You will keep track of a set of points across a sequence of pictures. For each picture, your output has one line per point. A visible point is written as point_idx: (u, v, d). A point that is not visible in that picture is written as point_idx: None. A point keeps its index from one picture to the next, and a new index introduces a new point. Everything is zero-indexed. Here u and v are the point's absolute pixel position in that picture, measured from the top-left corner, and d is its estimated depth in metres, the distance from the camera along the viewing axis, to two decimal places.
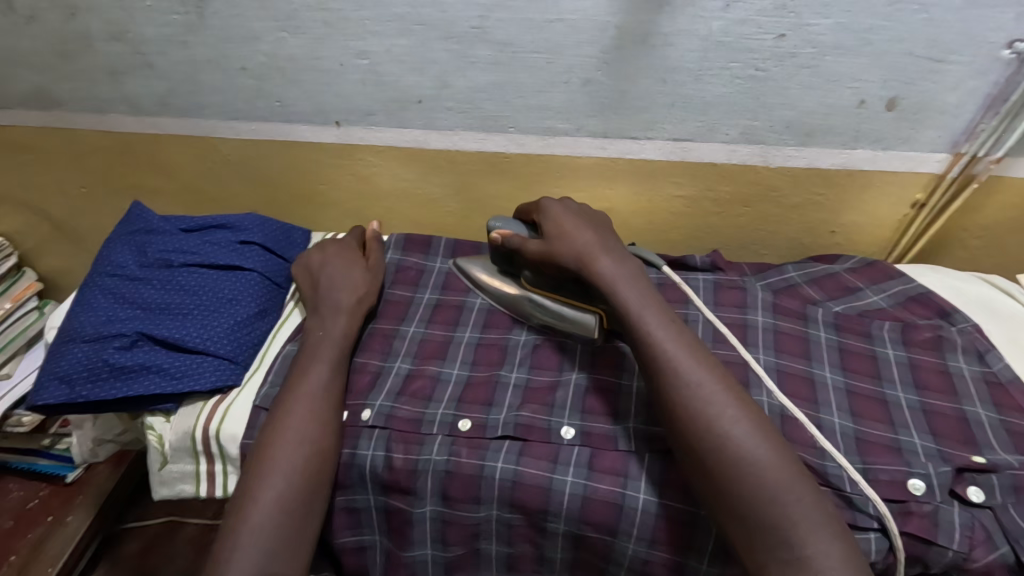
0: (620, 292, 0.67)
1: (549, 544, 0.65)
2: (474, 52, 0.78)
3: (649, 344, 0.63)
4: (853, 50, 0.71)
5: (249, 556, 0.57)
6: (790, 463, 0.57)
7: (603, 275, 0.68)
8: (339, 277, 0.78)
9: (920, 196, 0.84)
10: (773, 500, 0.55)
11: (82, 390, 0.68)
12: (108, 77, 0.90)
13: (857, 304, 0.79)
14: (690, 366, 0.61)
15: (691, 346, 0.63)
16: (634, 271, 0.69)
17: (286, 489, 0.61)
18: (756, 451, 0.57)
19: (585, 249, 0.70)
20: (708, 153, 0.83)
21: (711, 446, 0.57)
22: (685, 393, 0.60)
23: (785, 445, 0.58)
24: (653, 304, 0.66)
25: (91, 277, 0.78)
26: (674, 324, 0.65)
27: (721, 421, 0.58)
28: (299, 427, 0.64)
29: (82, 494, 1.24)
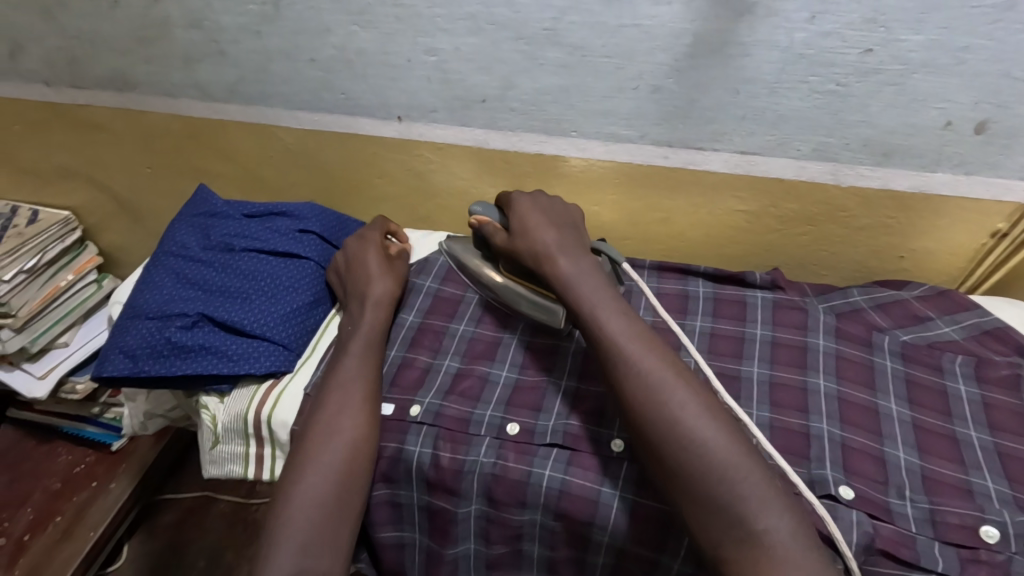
0: (575, 281, 0.65)
1: (591, 554, 0.64)
2: (543, 55, 0.77)
3: (599, 332, 0.62)
4: (944, 68, 0.68)
5: (286, 552, 0.56)
6: (742, 445, 0.55)
7: (559, 269, 0.66)
8: (375, 272, 0.78)
9: (1002, 225, 0.80)
10: (722, 479, 0.53)
11: (146, 366, 0.71)
12: (181, 62, 0.92)
13: (928, 334, 0.75)
14: (637, 352, 0.60)
15: (638, 330, 0.62)
16: (590, 261, 0.68)
17: (325, 487, 0.60)
18: (704, 433, 0.55)
19: (542, 242, 0.68)
20: (776, 168, 0.81)
21: (661, 431, 0.56)
22: (630, 379, 0.58)
23: (736, 429, 0.57)
24: (606, 293, 0.65)
25: (157, 257, 0.81)
26: (624, 310, 0.64)
27: (670, 405, 0.56)
28: (341, 414, 0.65)
29: (125, 462, 1.29)
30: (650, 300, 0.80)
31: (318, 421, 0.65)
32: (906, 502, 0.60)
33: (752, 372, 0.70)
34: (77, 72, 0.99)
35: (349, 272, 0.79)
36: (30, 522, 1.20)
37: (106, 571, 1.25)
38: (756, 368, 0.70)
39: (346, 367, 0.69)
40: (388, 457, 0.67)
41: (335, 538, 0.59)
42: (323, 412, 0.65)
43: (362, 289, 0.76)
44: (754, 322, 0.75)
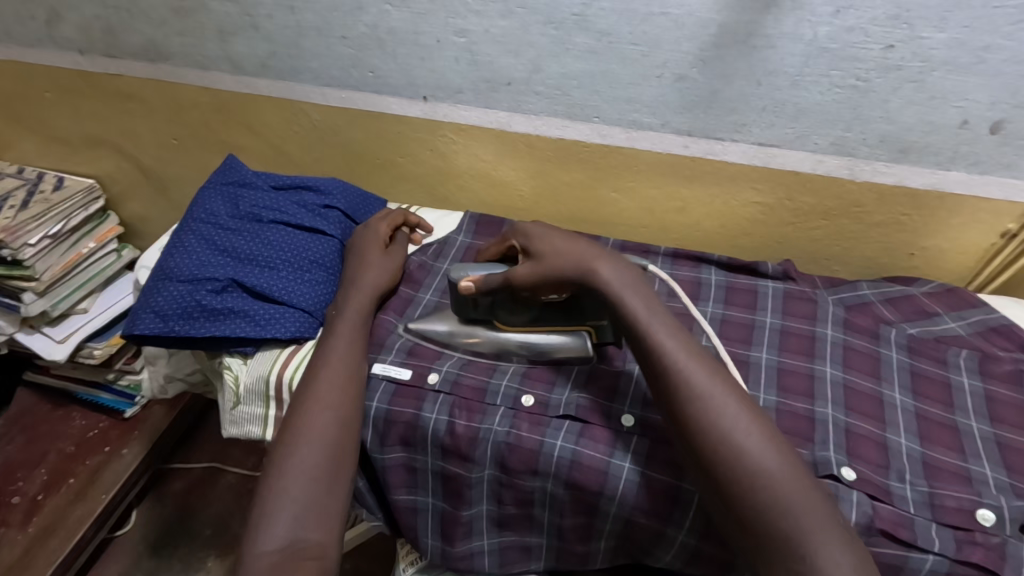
0: (626, 298, 0.64)
1: (599, 521, 0.67)
2: (572, 40, 0.79)
3: (656, 352, 0.61)
4: (965, 67, 0.69)
5: (282, 523, 0.58)
6: (801, 473, 0.54)
7: (608, 285, 0.65)
8: (369, 261, 0.79)
9: (1012, 226, 0.81)
10: (784, 511, 0.52)
11: (176, 326, 0.73)
12: (215, 35, 0.95)
13: (934, 329, 0.77)
14: (699, 376, 0.59)
15: (696, 352, 0.61)
16: (636, 275, 0.67)
17: (314, 462, 0.61)
18: (766, 461, 0.54)
19: (585, 257, 0.67)
20: (792, 161, 0.83)
21: (724, 457, 0.55)
22: (691, 403, 0.57)
23: (795, 456, 0.56)
24: (662, 312, 0.64)
25: (186, 221, 0.82)
26: (679, 330, 0.63)
27: (734, 431, 0.56)
28: (326, 393, 0.66)
29: (138, 429, 1.32)
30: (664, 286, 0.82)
31: (307, 398, 0.66)
32: (906, 485, 0.62)
33: (761, 358, 0.72)
34: (113, 41, 1.01)
35: (355, 258, 0.80)
36: (44, 483, 1.23)
37: (115, 534, 1.28)
38: (765, 355, 0.72)
39: (332, 349, 0.70)
40: (406, 421, 0.69)
41: (326, 512, 0.60)
42: (310, 389, 0.67)
43: (355, 275, 0.78)
44: (764, 311, 0.77)
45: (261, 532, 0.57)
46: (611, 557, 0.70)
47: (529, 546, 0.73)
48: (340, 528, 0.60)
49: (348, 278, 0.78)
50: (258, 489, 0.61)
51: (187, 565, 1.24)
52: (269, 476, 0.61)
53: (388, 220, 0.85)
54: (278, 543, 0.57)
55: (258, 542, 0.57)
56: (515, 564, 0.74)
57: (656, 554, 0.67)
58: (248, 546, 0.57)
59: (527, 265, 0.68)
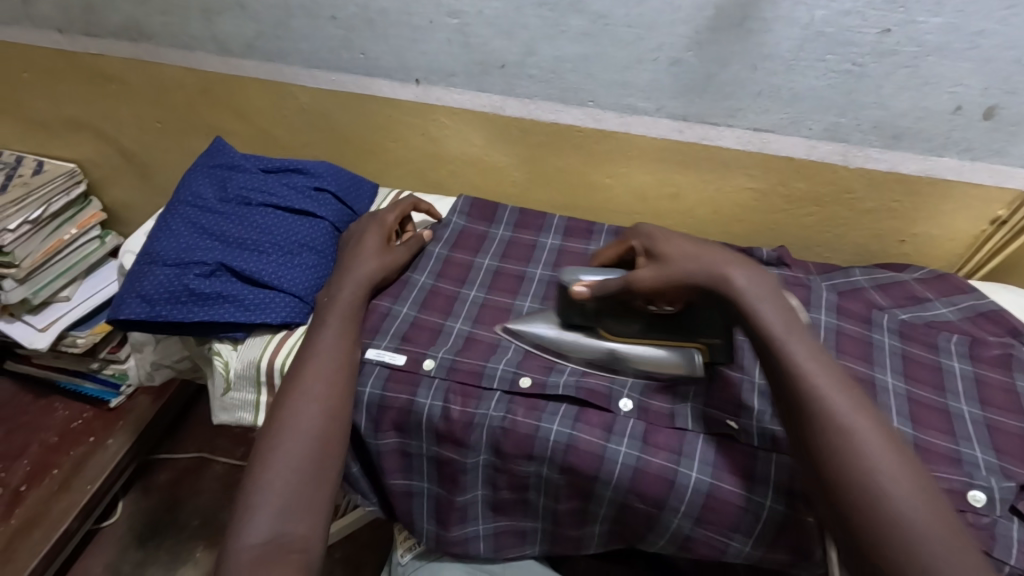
0: (762, 311, 0.60)
1: (594, 506, 0.67)
2: (567, 21, 0.78)
3: (793, 374, 0.56)
4: (958, 52, 0.69)
5: (265, 516, 0.57)
6: (949, 523, 0.49)
7: (742, 294, 0.61)
8: (361, 246, 0.78)
9: (1002, 213, 0.82)
10: (929, 567, 0.47)
11: (163, 311, 0.71)
12: (201, 15, 0.92)
13: (925, 314, 0.78)
14: (840, 404, 0.55)
15: (840, 378, 0.57)
16: (772, 287, 0.62)
17: (300, 453, 0.61)
18: (910, 508, 0.50)
19: (714, 263, 0.63)
20: (786, 147, 0.83)
21: (860, 494, 0.51)
22: (828, 434, 0.53)
23: (943, 503, 0.51)
24: (800, 329, 0.59)
25: (172, 205, 0.80)
26: (821, 352, 0.58)
27: (875, 467, 0.52)
28: (315, 384, 0.65)
29: (123, 419, 1.30)
30: None
31: (296, 388, 0.65)
32: None
33: None
34: (94, 19, 0.98)
35: (347, 245, 0.79)
36: (27, 474, 1.21)
37: (101, 525, 1.26)
38: None
39: (323, 336, 0.69)
40: (399, 407, 0.68)
41: (312, 504, 0.59)
42: (300, 380, 0.65)
43: (347, 264, 0.76)
44: None
45: (245, 524, 0.56)
46: (606, 541, 0.71)
47: (524, 531, 0.73)
48: (326, 519, 0.60)
49: (341, 262, 0.77)
50: (244, 479, 0.60)
51: (175, 556, 1.22)
52: (255, 466, 0.60)
53: (388, 208, 0.83)
54: (262, 536, 0.56)
55: (243, 535, 0.56)
56: (510, 548, 0.74)
57: (651, 540, 0.67)
58: (231, 536, 0.56)
59: (649, 269, 0.65)
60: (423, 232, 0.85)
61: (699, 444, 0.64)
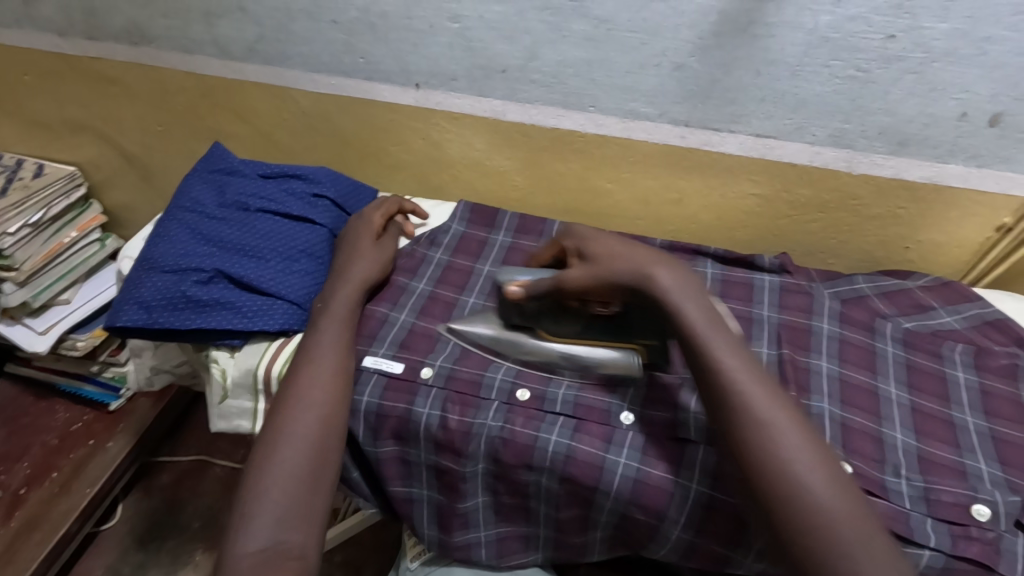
0: (683, 309, 0.61)
1: (596, 514, 0.66)
2: (568, 26, 0.77)
3: (716, 371, 0.58)
4: (966, 58, 0.68)
5: (261, 524, 0.56)
6: (858, 509, 0.52)
7: (666, 291, 0.62)
8: (358, 251, 0.77)
9: (1008, 220, 0.81)
10: (840, 551, 0.50)
11: (160, 318, 0.70)
12: (202, 18, 0.92)
13: (929, 322, 0.77)
14: (759, 397, 0.56)
15: (755, 371, 0.58)
16: (696, 284, 0.63)
17: (298, 460, 0.60)
18: (826, 495, 0.52)
19: (641, 261, 0.64)
20: (790, 153, 0.82)
21: (781, 485, 0.53)
22: (749, 429, 0.55)
23: (852, 487, 0.53)
24: (720, 324, 0.61)
25: (171, 210, 0.80)
26: (740, 347, 0.59)
27: (792, 458, 0.53)
28: (313, 391, 0.64)
29: (123, 422, 1.29)
30: None
31: (293, 394, 0.64)
32: (901, 479, 0.61)
33: (762, 353, 0.71)
34: (95, 22, 0.98)
35: (344, 252, 0.78)
36: (27, 476, 1.21)
37: (101, 528, 1.26)
38: (766, 350, 0.71)
39: (320, 342, 0.68)
40: (398, 416, 0.67)
41: (310, 512, 0.58)
42: (297, 387, 0.65)
43: (343, 267, 0.75)
44: (761, 305, 0.76)
45: (241, 533, 0.56)
46: (607, 548, 0.71)
47: (525, 537, 0.73)
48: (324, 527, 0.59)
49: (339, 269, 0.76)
50: (241, 488, 0.59)
51: (175, 558, 1.22)
52: (254, 472, 0.60)
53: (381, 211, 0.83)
54: (259, 545, 0.55)
55: (239, 544, 0.55)
56: (511, 556, 0.74)
57: (654, 550, 0.66)
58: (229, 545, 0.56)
59: (579, 270, 0.67)
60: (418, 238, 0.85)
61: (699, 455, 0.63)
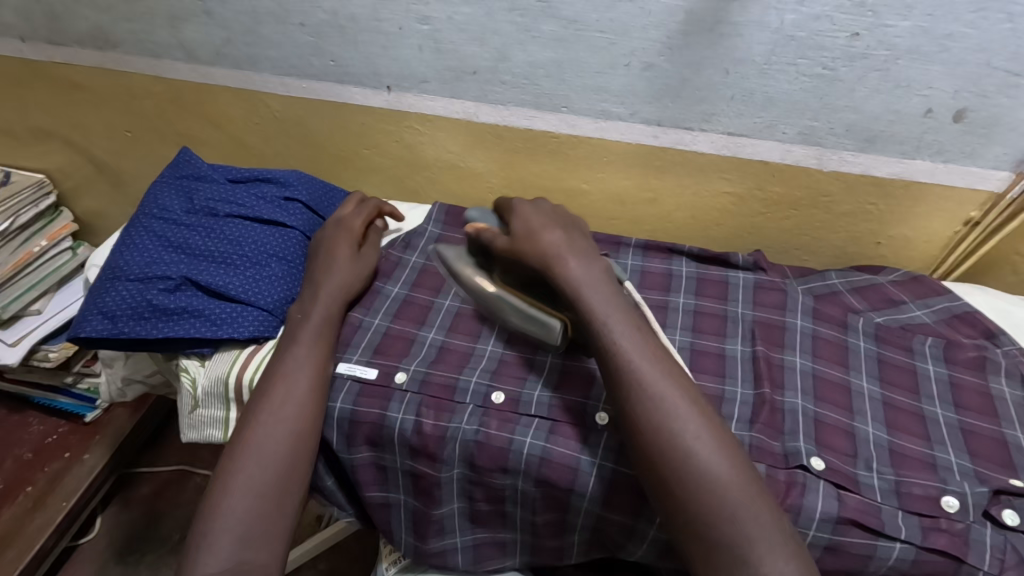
0: (587, 295, 0.61)
1: (573, 516, 0.66)
2: (537, 27, 0.77)
3: (617, 355, 0.59)
4: (928, 55, 0.69)
5: (223, 545, 0.55)
6: (750, 478, 0.54)
7: (570, 280, 0.61)
8: (335, 258, 0.76)
9: (975, 214, 0.82)
10: (731, 519, 0.52)
11: (125, 327, 0.69)
12: (167, 22, 0.90)
13: (900, 317, 0.77)
14: (653, 378, 0.57)
15: (653, 353, 0.59)
16: (602, 271, 0.63)
17: (263, 478, 0.59)
18: (718, 469, 0.54)
19: (553, 248, 0.63)
20: (761, 151, 0.82)
21: (673, 461, 0.54)
22: (648, 410, 0.56)
23: (744, 459, 0.56)
24: (618, 306, 0.61)
25: (137, 217, 0.78)
26: (640, 330, 0.60)
27: (684, 435, 0.55)
28: (281, 407, 0.63)
29: (100, 434, 1.27)
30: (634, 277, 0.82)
31: (261, 409, 0.63)
32: (873, 473, 0.62)
33: (735, 350, 0.71)
34: (58, 27, 0.96)
35: (321, 255, 0.76)
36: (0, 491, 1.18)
37: (79, 542, 1.24)
38: (740, 347, 0.72)
39: (295, 355, 0.67)
40: (372, 422, 0.67)
41: (274, 532, 0.58)
42: (267, 402, 0.64)
43: (319, 276, 0.74)
44: (735, 302, 0.77)
45: (200, 553, 0.55)
46: (585, 550, 0.70)
47: (502, 543, 0.72)
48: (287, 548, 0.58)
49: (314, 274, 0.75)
50: (204, 506, 0.58)
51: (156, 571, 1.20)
52: (218, 489, 0.59)
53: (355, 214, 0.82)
54: (219, 565, 0.54)
55: (200, 565, 0.54)
56: (489, 560, 0.73)
57: (631, 549, 0.66)
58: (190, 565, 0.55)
59: (505, 240, 0.65)
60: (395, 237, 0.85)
61: None
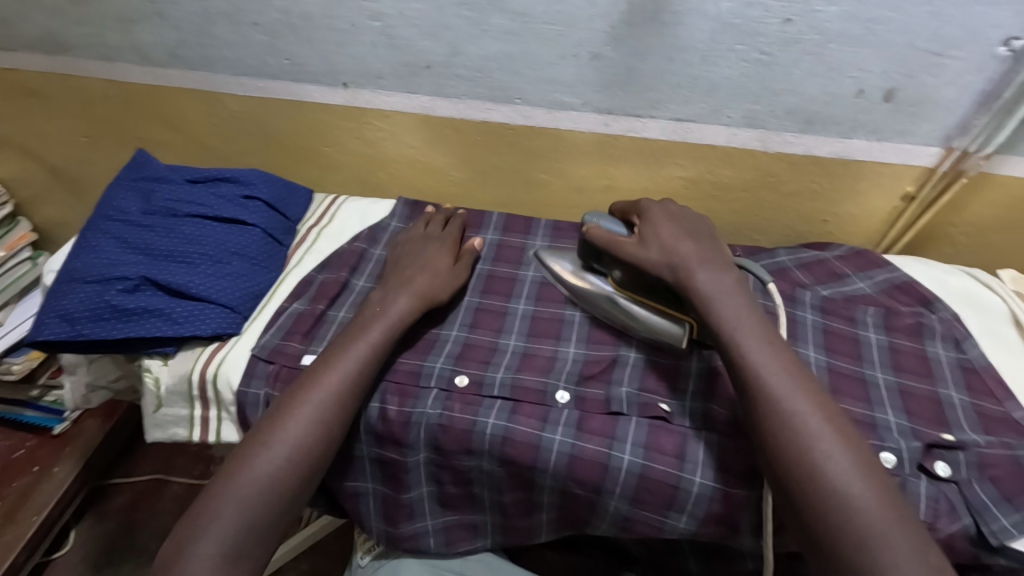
0: (719, 307, 0.63)
1: (537, 493, 0.68)
2: (487, 20, 0.79)
3: (746, 367, 0.60)
4: (857, 39, 0.73)
5: (219, 529, 0.57)
6: (892, 504, 0.52)
7: (701, 290, 0.65)
8: (420, 264, 0.77)
9: (911, 188, 0.86)
10: (863, 542, 0.50)
11: (85, 329, 0.69)
12: (118, 25, 0.90)
13: (844, 289, 0.81)
14: (785, 392, 0.58)
15: (788, 367, 0.59)
16: (732, 283, 0.65)
17: (274, 470, 0.60)
18: (850, 488, 0.52)
19: (681, 258, 0.67)
20: (709, 135, 0.85)
21: (801, 476, 0.54)
22: (776, 422, 0.56)
23: (888, 484, 0.53)
24: (753, 321, 0.62)
25: (94, 220, 0.78)
26: (774, 345, 0.61)
27: (815, 451, 0.54)
28: (317, 407, 0.62)
29: (70, 446, 1.24)
30: None
31: (288, 403, 0.63)
32: None
33: None
34: (6, 33, 0.95)
35: (402, 265, 0.78)
36: None
37: (52, 557, 1.22)
38: None
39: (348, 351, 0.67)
40: None
41: (274, 520, 0.59)
42: (299, 396, 0.63)
43: (405, 279, 0.75)
44: None
45: (199, 535, 0.56)
46: (554, 528, 0.73)
47: (474, 525, 0.74)
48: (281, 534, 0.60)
49: (394, 274, 0.77)
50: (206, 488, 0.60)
51: None
52: (227, 477, 0.59)
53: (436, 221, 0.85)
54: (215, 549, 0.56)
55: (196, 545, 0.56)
56: (461, 542, 0.75)
57: (595, 523, 0.68)
58: (183, 543, 0.56)
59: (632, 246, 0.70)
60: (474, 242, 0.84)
61: (631, 428, 0.65)
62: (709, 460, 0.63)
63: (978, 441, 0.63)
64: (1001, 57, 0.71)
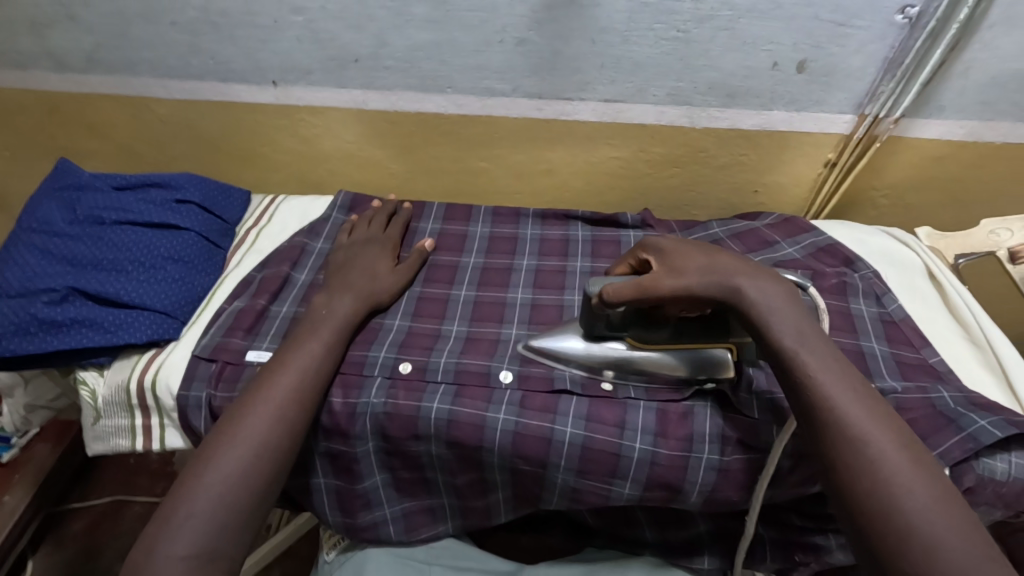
0: (774, 324, 0.58)
1: (489, 472, 0.69)
2: (410, 10, 0.79)
3: (809, 393, 0.55)
4: (766, 13, 0.75)
5: (185, 533, 0.54)
6: (975, 538, 0.47)
7: (756, 306, 0.59)
8: (369, 264, 0.78)
9: (832, 155, 0.90)
10: None
11: (10, 345, 0.66)
12: (30, 30, 0.87)
13: (775, 254, 0.84)
14: (856, 413, 0.53)
15: (860, 394, 0.55)
16: (786, 295, 0.60)
17: (237, 468, 0.58)
18: (931, 521, 0.48)
19: (724, 274, 0.61)
20: (638, 114, 0.87)
21: (877, 503, 0.49)
22: (846, 443, 0.52)
23: (969, 517, 0.49)
24: (815, 337, 0.58)
25: (15, 234, 0.76)
26: (839, 364, 0.56)
27: (891, 476, 0.50)
28: (280, 404, 0.62)
29: (19, 473, 1.19)
30: (536, 245, 0.88)
31: (244, 401, 0.63)
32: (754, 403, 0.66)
33: None
34: None
35: (352, 266, 0.78)
36: None
37: None
38: None
39: (300, 349, 0.67)
40: None
41: (244, 517, 0.57)
42: (255, 393, 0.63)
43: (360, 279, 0.76)
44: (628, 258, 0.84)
45: (160, 546, 0.53)
46: (511, 508, 0.74)
47: (432, 509, 0.76)
48: (253, 534, 0.58)
49: (337, 274, 0.76)
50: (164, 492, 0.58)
51: None
52: (183, 481, 0.58)
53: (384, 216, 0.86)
54: (182, 551, 0.53)
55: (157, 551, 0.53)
56: (422, 528, 0.76)
57: (550, 498, 0.70)
58: (150, 545, 0.53)
59: (669, 275, 0.62)
60: (422, 243, 0.85)
61: (574, 402, 0.67)
62: (649, 426, 0.65)
63: (895, 386, 0.66)
64: (900, 24, 0.75)
